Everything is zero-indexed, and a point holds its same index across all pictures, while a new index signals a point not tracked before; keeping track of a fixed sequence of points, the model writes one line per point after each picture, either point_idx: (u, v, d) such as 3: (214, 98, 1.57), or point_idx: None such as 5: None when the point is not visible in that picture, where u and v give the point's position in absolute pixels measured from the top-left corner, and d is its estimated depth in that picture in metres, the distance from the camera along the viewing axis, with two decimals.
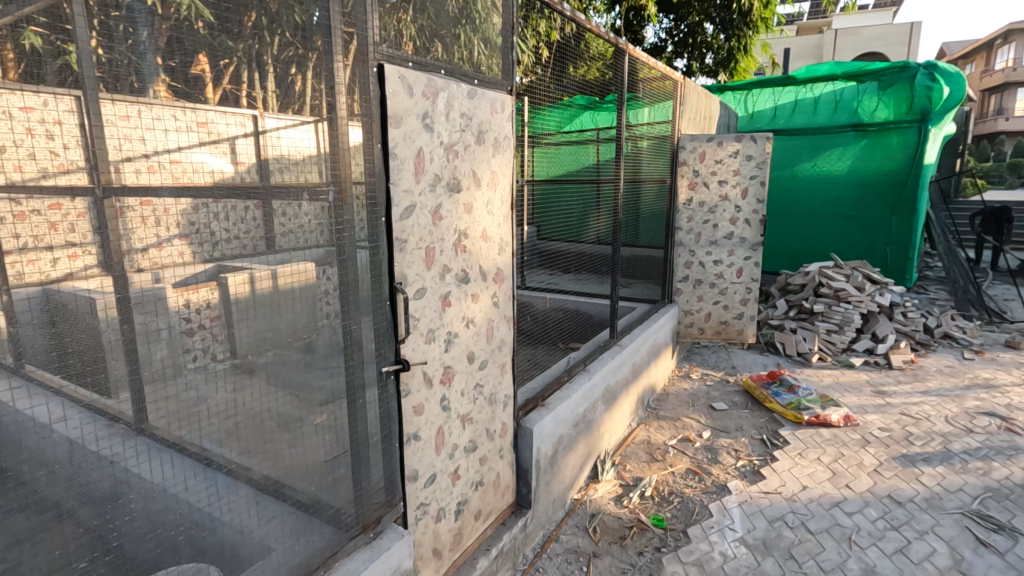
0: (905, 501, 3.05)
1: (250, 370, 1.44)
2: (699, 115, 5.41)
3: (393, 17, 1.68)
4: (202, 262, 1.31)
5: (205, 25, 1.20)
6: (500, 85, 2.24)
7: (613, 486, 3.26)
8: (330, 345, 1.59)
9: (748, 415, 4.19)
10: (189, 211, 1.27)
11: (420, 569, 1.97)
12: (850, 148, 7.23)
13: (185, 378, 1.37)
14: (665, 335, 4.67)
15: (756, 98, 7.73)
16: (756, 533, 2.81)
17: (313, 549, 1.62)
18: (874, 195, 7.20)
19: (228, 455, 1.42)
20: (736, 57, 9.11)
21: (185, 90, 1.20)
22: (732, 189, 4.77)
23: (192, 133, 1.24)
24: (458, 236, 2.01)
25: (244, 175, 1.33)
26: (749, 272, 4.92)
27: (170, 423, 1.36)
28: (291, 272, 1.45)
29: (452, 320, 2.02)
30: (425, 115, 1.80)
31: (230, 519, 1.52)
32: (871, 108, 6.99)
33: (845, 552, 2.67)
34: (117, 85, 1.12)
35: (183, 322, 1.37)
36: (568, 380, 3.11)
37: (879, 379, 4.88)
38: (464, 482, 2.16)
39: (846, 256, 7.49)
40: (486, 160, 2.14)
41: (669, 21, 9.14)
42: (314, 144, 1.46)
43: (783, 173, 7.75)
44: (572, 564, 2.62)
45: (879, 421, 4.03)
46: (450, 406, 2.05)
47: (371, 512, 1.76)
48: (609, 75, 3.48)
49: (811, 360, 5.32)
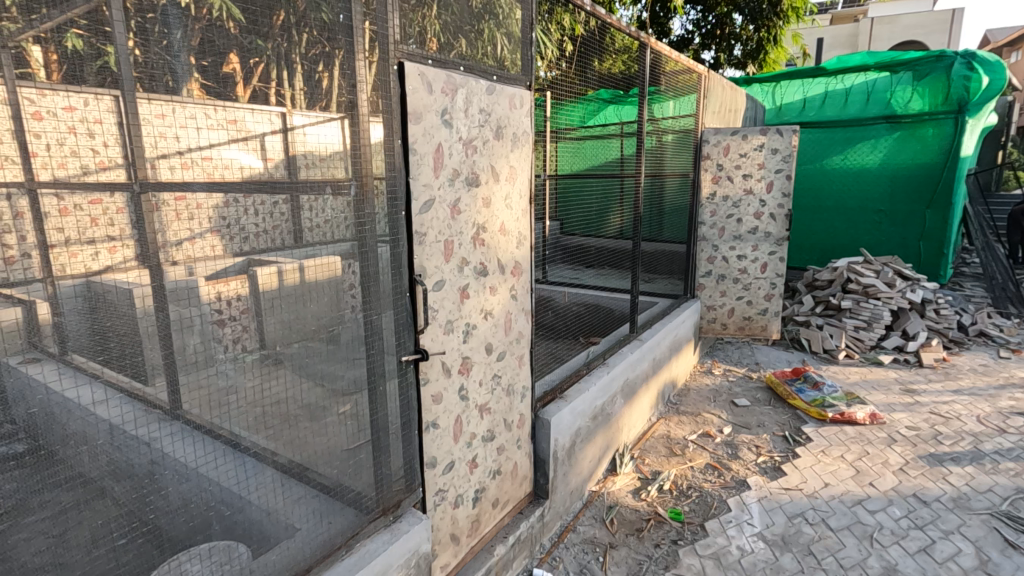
0: (931, 501, 2.98)
1: (277, 361, 1.51)
2: (723, 108, 5.33)
3: (416, 15, 1.72)
4: (232, 256, 1.39)
5: (237, 26, 1.26)
6: (521, 81, 2.26)
7: (631, 480, 3.27)
8: (353, 339, 1.65)
9: (770, 411, 4.15)
10: (221, 206, 1.34)
11: (438, 553, 2.02)
12: (882, 140, 7.03)
13: (217, 366, 1.43)
14: (687, 330, 4.64)
15: (785, 91, 7.66)
16: (775, 529, 2.79)
17: (336, 529, 1.68)
18: (907, 189, 6.99)
19: (256, 439, 1.52)
20: (765, 48, 8.94)
21: (216, 89, 1.27)
22: (756, 183, 4.68)
23: (223, 130, 1.30)
24: (476, 229, 2.04)
25: (273, 170, 1.39)
26: (773, 267, 4.82)
27: (202, 410, 1.43)
28: (319, 266, 1.51)
29: (470, 312, 2.06)
30: (445, 111, 1.83)
31: (257, 499, 1.66)
32: (905, 99, 6.80)
33: (866, 549, 2.64)
34: (153, 84, 1.18)
35: (215, 313, 1.50)
36: (586, 374, 3.14)
37: (908, 377, 4.77)
38: (482, 471, 2.20)
39: (876, 251, 7.29)
40: (505, 154, 2.17)
41: (697, 13, 9.04)
42: (339, 140, 1.53)
43: (811, 167, 7.56)
44: (589, 554, 2.65)
45: (907, 419, 3.95)
46: (468, 396, 2.09)
47: (391, 496, 1.82)
48: (633, 68, 3.48)
49: (837, 357, 5.22)
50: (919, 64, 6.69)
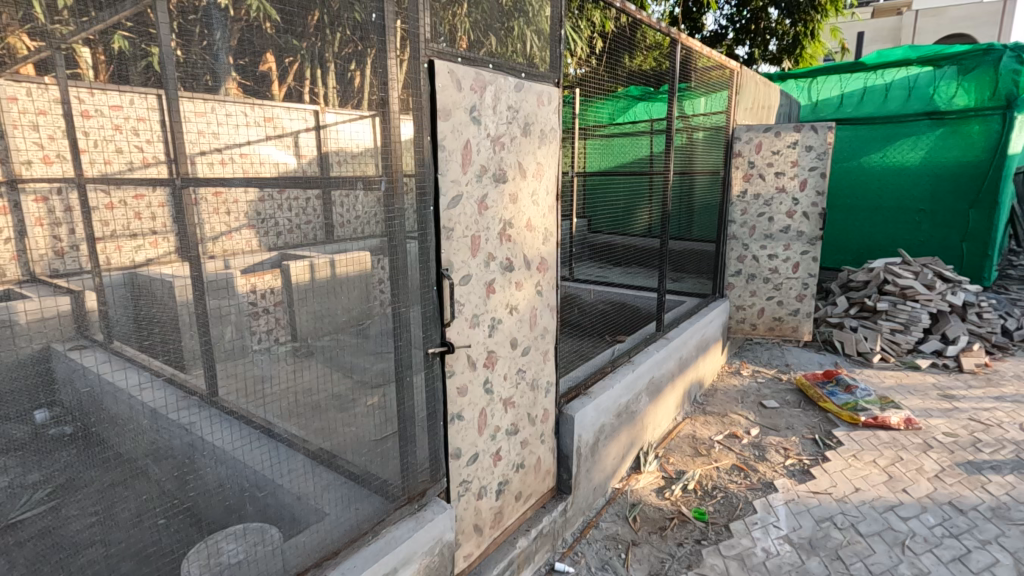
0: (968, 509, 2.89)
1: (309, 352, 1.58)
2: (756, 105, 5.22)
3: (447, 13, 1.75)
4: (267, 250, 1.49)
5: (273, 26, 1.30)
6: (549, 77, 2.27)
7: (655, 478, 3.26)
8: (381, 332, 1.68)
9: (800, 414, 4.07)
10: (257, 203, 1.46)
11: (462, 543, 2.05)
12: (924, 138, 6.79)
13: (251, 355, 1.62)
14: (715, 330, 4.57)
15: (821, 86, 7.47)
16: (801, 532, 2.75)
17: (363, 515, 1.72)
18: (949, 188, 6.73)
19: (292, 428, 1.63)
20: (803, 43, 8.71)
21: (254, 88, 1.34)
22: (789, 181, 4.59)
23: (259, 127, 1.39)
24: (503, 225, 2.06)
25: (306, 167, 1.44)
26: (806, 267, 4.72)
27: (236, 395, 1.62)
28: (348, 261, 1.55)
29: (496, 306, 2.08)
30: (473, 108, 1.85)
31: (289, 484, 1.79)
32: (949, 94, 6.56)
33: (897, 556, 2.58)
34: (194, 84, 1.28)
35: (250, 304, 1.71)
36: (611, 371, 3.13)
37: (947, 383, 4.61)
38: (505, 464, 2.22)
39: (916, 253, 7.03)
40: (533, 151, 2.18)
41: (731, 8, 8.90)
42: (370, 137, 1.55)
43: (849, 165, 7.36)
44: (611, 551, 2.66)
45: (945, 426, 3.82)
46: (493, 389, 2.10)
47: (416, 485, 1.85)
48: (664, 64, 3.45)
49: (872, 360, 5.08)
50: (964, 58, 6.44)
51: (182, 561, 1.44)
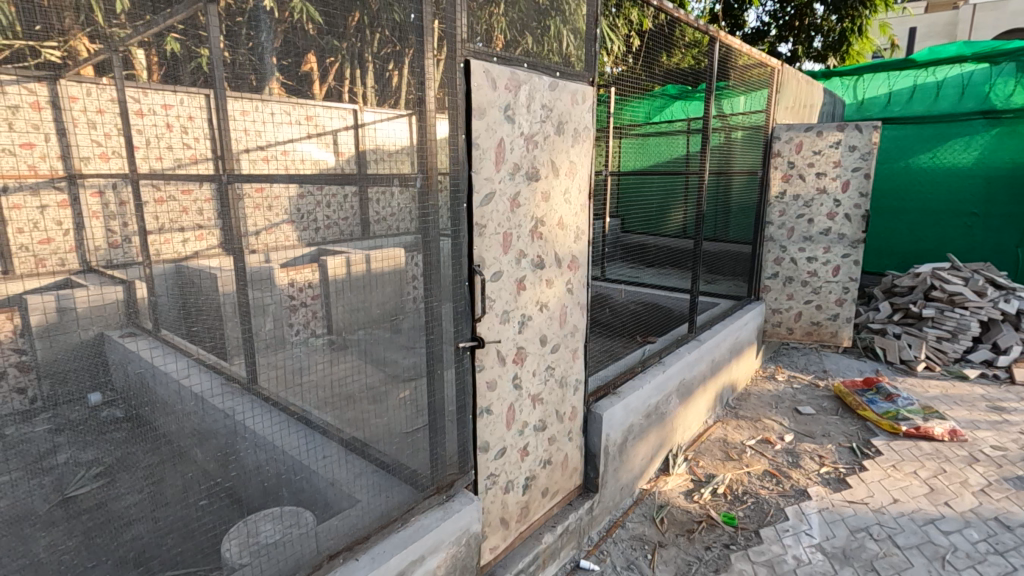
0: (1015, 526, 2.76)
1: (343, 346, 1.63)
2: (798, 104, 5.11)
3: (484, 13, 1.77)
4: (305, 246, 1.56)
5: (315, 28, 1.36)
6: (583, 76, 2.26)
7: (684, 481, 3.22)
8: (414, 326, 1.72)
9: (837, 421, 3.95)
10: (297, 199, 1.54)
11: (488, 534, 2.08)
12: (978, 138, 6.50)
13: (290, 346, 1.62)
14: (750, 333, 4.46)
15: (867, 84, 7.21)
16: (835, 542, 2.68)
17: (393, 502, 1.76)
18: (1004, 190, 6.42)
19: (326, 417, 1.68)
20: (849, 39, 8.43)
21: (296, 88, 1.39)
22: (831, 181, 4.49)
23: (301, 126, 1.43)
24: (535, 222, 2.07)
25: (344, 165, 1.50)
26: (846, 270, 4.60)
27: (275, 385, 1.62)
28: (384, 257, 1.60)
29: (526, 303, 2.09)
30: (507, 107, 1.86)
31: (323, 471, 1.86)
32: (1007, 92, 6.23)
33: (936, 571, 2.49)
34: (240, 84, 1.38)
35: (290, 299, 1.78)
36: (641, 371, 3.10)
37: (996, 394, 4.40)
38: (532, 459, 2.24)
39: (967, 258, 6.71)
40: (566, 149, 2.19)
41: (774, 4, 8.72)
42: (405, 136, 1.59)
43: (896, 166, 7.09)
44: (637, 551, 2.64)
45: (993, 439, 3.66)
46: (522, 385, 2.12)
47: (445, 476, 1.88)
48: (702, 63, 3.40)
49: (915, 368, 4.89)
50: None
51: (223, 539, 1.60)
